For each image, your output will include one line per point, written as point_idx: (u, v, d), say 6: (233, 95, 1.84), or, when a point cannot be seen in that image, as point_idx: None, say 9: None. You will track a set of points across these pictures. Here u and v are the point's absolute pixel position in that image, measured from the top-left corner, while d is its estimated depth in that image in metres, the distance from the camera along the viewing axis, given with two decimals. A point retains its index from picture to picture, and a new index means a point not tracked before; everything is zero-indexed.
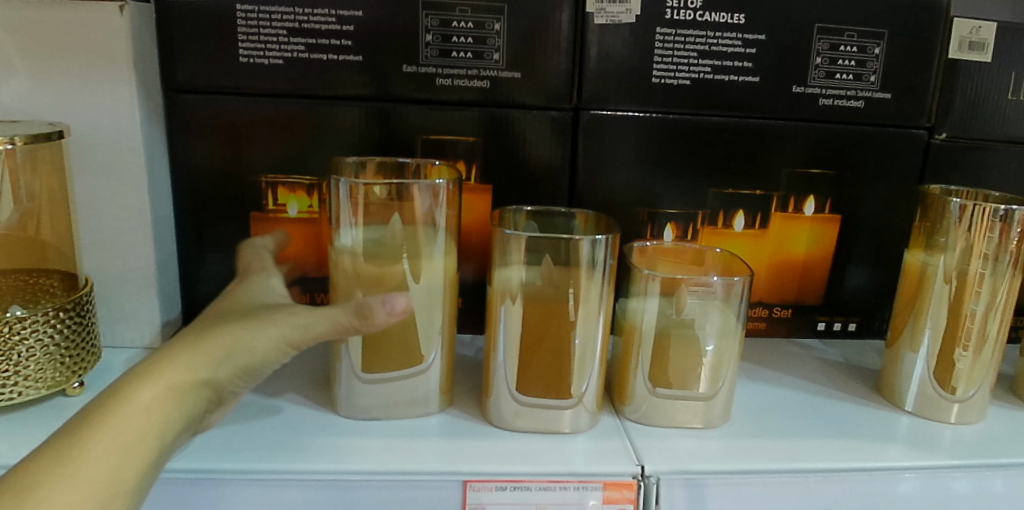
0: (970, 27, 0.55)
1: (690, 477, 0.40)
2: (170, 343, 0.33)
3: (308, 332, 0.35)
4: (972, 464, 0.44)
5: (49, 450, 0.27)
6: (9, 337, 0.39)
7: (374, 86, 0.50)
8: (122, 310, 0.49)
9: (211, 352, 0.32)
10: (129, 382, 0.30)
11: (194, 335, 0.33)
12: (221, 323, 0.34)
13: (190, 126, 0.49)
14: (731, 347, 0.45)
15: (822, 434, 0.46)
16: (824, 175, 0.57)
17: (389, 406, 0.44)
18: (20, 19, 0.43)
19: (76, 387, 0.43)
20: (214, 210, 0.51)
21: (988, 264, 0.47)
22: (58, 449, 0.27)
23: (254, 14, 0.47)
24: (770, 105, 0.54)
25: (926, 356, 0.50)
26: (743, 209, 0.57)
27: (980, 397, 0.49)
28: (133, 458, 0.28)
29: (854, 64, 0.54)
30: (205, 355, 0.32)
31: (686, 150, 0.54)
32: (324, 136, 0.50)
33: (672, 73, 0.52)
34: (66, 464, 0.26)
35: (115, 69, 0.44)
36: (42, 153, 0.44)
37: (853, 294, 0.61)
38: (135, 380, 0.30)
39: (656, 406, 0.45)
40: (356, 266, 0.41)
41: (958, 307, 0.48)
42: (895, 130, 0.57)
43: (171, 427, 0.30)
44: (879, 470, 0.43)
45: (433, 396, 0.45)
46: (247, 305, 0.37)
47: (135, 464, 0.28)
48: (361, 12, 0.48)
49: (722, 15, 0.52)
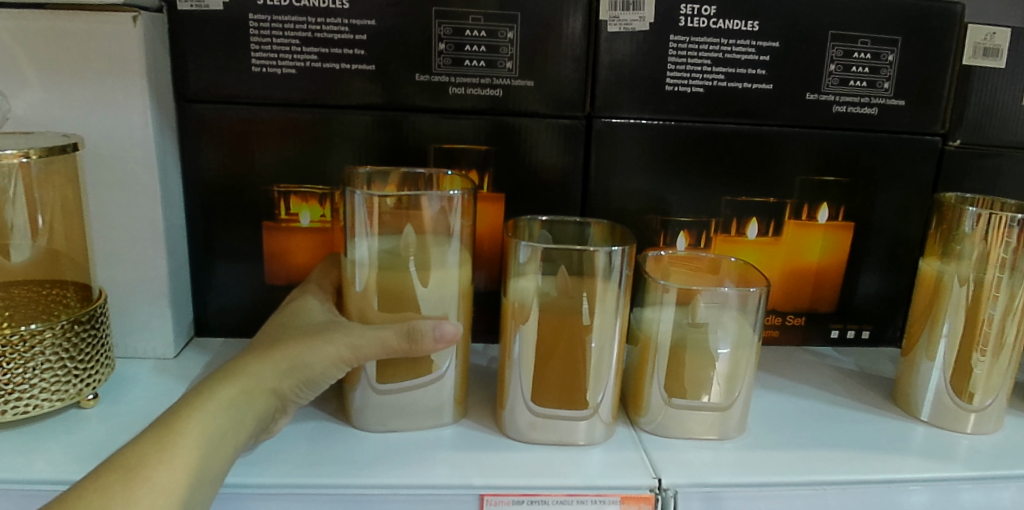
0: (984, 33, 0.55)
1: (707, 489, 0.40)
2: (245, 352, 0.38)
3: (359, 351, 0.39)
4: (990, 476, 0.43)
5: (137, 446, 0.30)
6: (23, 351, 0.39)
7: (386, 95, 0.49)
8: (136, 321, 0.49)
9: (279, 362, 0.37)
10: (210, 386, 0.35)
11: (262, 348, 0.38)
12: (284, 339, 0.39)
13: (202, 136, 0.49)
14: (746, 358, 0.45)
15: (838, 446, 0.46)
16: (837, 183, 0.57)
17: (406, 419, 0.44)
18: (34, 30, 0.43)
19: (90, 399, 0.43)
20: (227, 220, 0.51)
21: (1006, 271, 0.46)
22: (146, 446, 0.30)
23: (266, 23, 0.47)
24: (783, 112, 0.54)
25: (943, 365, 0.49)
26: (757, 217, 0.57)
27: (997, 406, 0.49)
28: (218, 453, 0.32)
29: (868, 71, 0.54)
30: (274, 366, 0.37)
31: (699, 158, 0.54)
32: (336, 145, 0.50)
33: (686, 80, 0.52)
34: (162, 452, 0.30)
35: (129, 81, 0.44)
36: (54, 167, 0.43)
37: (866, 302, 0.60)
38: (216, 384, 0.35)
39: (671, 417, 0.45)
40: (372, 278, 0.41)
41: (974, 316, 0.48)
42: (909, 138, 0.56)
43: (245, 425, 0.35)
44: (897, 483, 0.42)
45: (450, 408, 0.45)
46: (302, 322, 0.41)
47: (218, 459, 0.32)
48: (374, 21, 0.48)
49: (736, 22, 0.51)
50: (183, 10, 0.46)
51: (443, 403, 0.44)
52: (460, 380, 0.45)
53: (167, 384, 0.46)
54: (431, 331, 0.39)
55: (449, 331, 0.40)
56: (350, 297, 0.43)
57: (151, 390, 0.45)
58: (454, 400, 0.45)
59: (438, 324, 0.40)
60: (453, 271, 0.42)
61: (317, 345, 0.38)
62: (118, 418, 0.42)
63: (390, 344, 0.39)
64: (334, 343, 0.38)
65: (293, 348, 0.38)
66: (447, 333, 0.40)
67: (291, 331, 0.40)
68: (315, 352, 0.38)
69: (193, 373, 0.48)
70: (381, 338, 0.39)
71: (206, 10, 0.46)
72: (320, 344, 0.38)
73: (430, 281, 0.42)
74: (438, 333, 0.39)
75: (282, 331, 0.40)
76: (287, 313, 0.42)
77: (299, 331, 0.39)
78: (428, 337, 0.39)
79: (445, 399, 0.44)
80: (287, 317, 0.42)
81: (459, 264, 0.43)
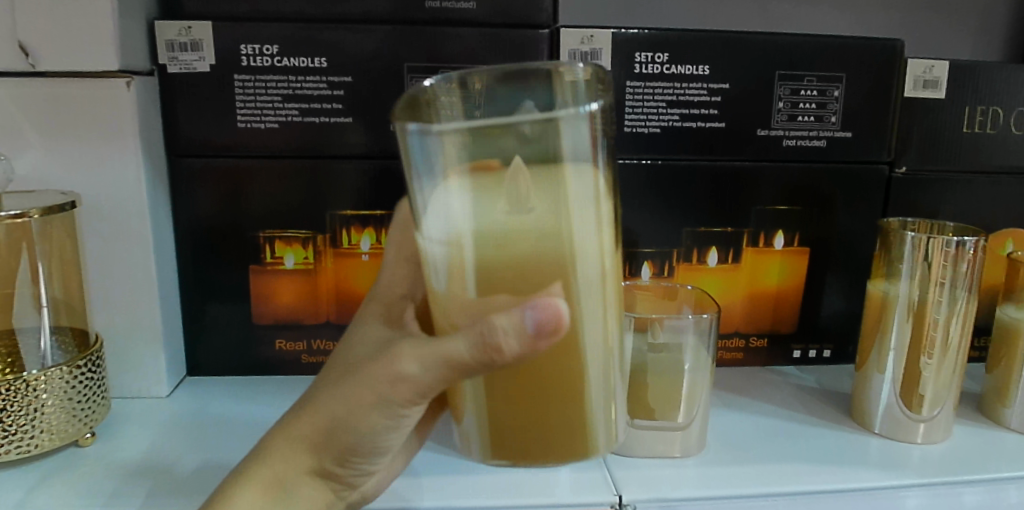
0: (923, 66, 0.59)
1: (666, 502, 0.43)
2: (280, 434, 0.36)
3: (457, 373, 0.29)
4: (935, 482, 0.46)
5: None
6: (25, 394, 0.42)
7: (378, 142, 0.52)
8: (129, 362, 0.52)
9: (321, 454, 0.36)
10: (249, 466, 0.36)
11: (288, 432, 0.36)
12: (317, 384, 0.37)
13: (193, 186, 0.52)
14: (702, 380, 0.48)
15: (794, 459, 0.48)
16: (793, 212, 0.60)
17: (535, 436, 0.28)
18: (34, 96, 0.46)
19: (88, 437, 0.46)
20: (216, 263, 0.54)
21: (943, 291, 0.50)
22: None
23: (250, 83, 0.51)
24: (738, 148, 0.58)
25: (892, 379, 0.52)
26: (716, 246, 0.60)
27: (944, 416, 0.52)
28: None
29: (815, 106, 0.58)
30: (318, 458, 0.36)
31: (661, 192, 0.58)
32: (321, 189, 0.53)
33: (643, 121, 0.56)
34: None
35: (123, 140, 0.47)
36: (54, 223, 0.48)
37: (829, 321, 0.63)
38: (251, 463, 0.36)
39: (636, 437, 0.48)
40: (511, 278, 0.26)
41: (919, 333, 0.51)
42: (858, 167, 0.60)
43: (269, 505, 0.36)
44: (846, 493, 0.45)
45: (586, 254, 0.26)
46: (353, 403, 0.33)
47: None
48: (350, 77, 0.51)
49: (688, 67, 0.55)
50: (173, 73, 0.50)
51: (584, 278, 0.27)
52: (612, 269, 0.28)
53: (165, 424, 0.49)
54: (517, 325, 0.25)
55: (530, 253, 0.26)
56: (478, 327, 0.26)
57: (145, 429, 0.48)
58: (601, 321, 0.28)
59: (529, 307, 0.25)
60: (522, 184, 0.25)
61: (337, 399, 0.34)
62: (114, 456, 0.45)
63: (489, 353, 0.26)
64: (374, 388, 0.32)
65: (304, 406, 0.36)
66: (545, 317, 0.25)
67: (333, 365, 0.37)
68: (342, 400, 0.33)
69: (188, 413, 0.51)
70: (493, 340, 0.25)
71: (193, 72, 0.50)
72: (359, 393, 0.33)
73: (514, 213, 0.26)
74: (530, 323, 0.25)
75: (334, 376, 0.36)
76: (374, 382, 0.32)
77: (344, 368, 0.35)
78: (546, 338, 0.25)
79: (581, 258, 0.26)
80: (356, 330, 0.39)
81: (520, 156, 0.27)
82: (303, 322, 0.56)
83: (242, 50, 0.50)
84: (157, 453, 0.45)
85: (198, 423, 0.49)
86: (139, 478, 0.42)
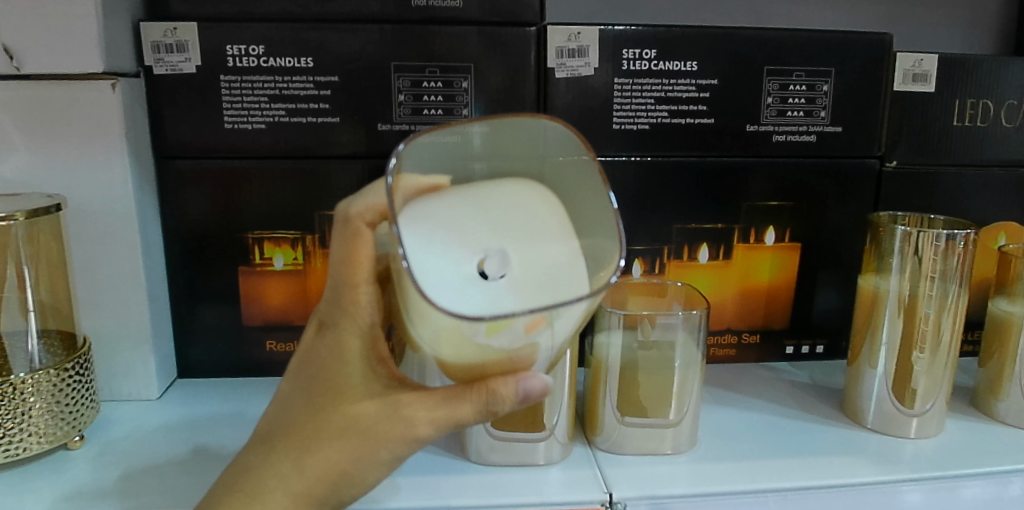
0: (912, 60, 0.59)
1: (656, 500, 0.43)
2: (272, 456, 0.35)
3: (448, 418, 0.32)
4: (928, 477, 0.46)
5: None
6: (12, 398, 0.42)
7: (367, 142, 0.52)
8: (119, 365, 0.52)
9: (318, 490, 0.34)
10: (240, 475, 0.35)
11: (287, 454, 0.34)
12: (308, 429, 0.34)
13: (181, 189, 0.52)
14: (693, 377, 0.48)
15: (785, 454, 0.48)
16: (784, 207, 0.60)
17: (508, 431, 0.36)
18: (18, 99, 0.46)
19: (77, 440, 0.46)
20: (205, 265, 0.54)
21: (934, 284, 0.50)
22: None
23: (236, 83, 0.50)
24: (727, 144, 0.58)
25: (883, 374, 0.52)
26: (707, 242, 0.60)
27: (936, 411, 0.52)
28: None
29: (804, 101, 0.58)
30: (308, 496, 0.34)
31: (652, 189, 0.58)
32: (312, 191, 0.53)
33: (632, 118, 0.56)
34: None
35: (110, 142, 0.47)
36: (40, 227, 0.47)
37: (822, 316, 0.63)
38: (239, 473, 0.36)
39: (626, 435, 0.48)
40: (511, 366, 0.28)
41: (910, 328, 0.51)
42: (849, 161, 0.60)
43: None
44: (837, 488, 0.45)
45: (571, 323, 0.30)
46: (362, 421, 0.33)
47: None
48: (337, 77, 0.51)
49: (676, 63, 0.55)
50: (159, 74, 0.50)
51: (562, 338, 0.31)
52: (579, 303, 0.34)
53: (154, 427, 0.49)
54: (514, 394, 0.29)
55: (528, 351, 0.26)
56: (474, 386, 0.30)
57: (134, 432, 0.48)
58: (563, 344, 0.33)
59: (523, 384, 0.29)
60: (519, 349, 0.26)
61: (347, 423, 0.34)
62: (102, 459, 0.45)
63: (490, 412, 0.31)
64: (385, 446, 0.34)
65: (306, 430, 0.34)
66: (538, 387, 0.30)
67: (318, 413, 0.34)
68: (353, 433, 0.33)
69: (179, 415, 0.51)
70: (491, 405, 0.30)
71: (180, 73, 0.50)
72: (372, 453, 0.34)
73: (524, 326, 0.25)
74: (524, 392, 0.29)
75: (329, 428, 0.34)
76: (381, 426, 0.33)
77: (339, 428, 0.34)
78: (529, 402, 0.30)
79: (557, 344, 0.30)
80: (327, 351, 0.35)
81: (516, 296, 0.26)
82: (293, 323, 0.56)
83: (228, 50, 0.50)
84: (144, 455, 0.45)
85: (188, 425, 0.49)
86: (126, 481, 0.42)
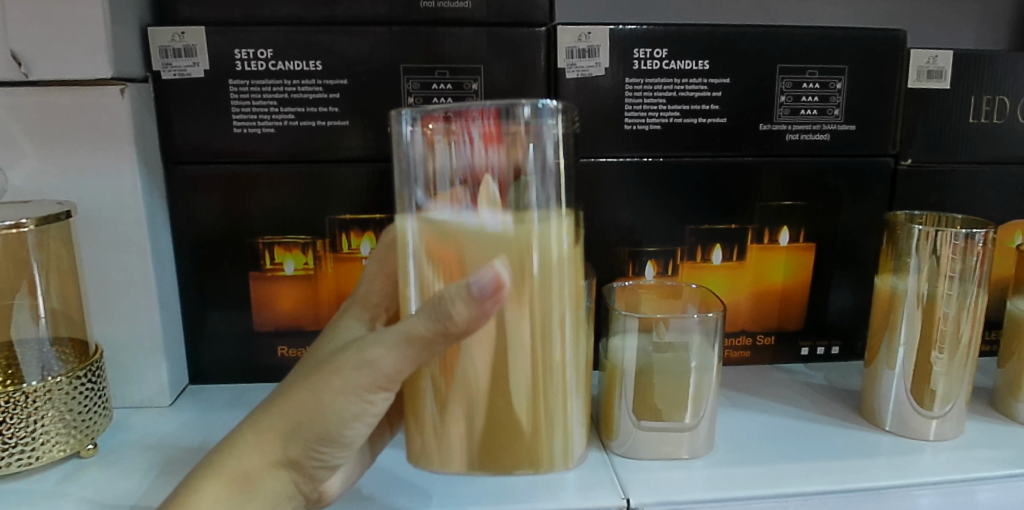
0: (927, 56, 0.58)
1: (675, 505, 0.42)
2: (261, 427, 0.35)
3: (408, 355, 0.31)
4: (949, 480, 0.45)
5: None
6: (25, 407, 0.41)
7: (377, 145, 0.52)
8: (130, 371, 0.51)
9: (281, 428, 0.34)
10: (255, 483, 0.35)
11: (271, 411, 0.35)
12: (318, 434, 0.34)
13: (189, 193, 0.52)
14: (709, 381, 0.47)
15: (805, 458, 0.48)
16: (797, 208, 0.59)
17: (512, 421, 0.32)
18: (28, 106, 0.46)
19: (90, 449, 0.45)
20: (214, 271, 0.54)
21: (953, 284, 0.49)
22: None
23: (245, 87, 0.50)
24: (740, 143, 0.57)
25: (902, 375, 0.51)
26: (721, 243, 0.59)
27: (956, 412, 0.51)
28: None
29: (818, 99, 0.57)
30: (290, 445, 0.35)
31: (663, 189, 0.57)
32: (321, 195, 0.53)
33: (644, 118, 0.55)
34: None
35: (119, 147, 0.47)
36: (51, 234, 0.47)
37: (837, 317, 0.63)
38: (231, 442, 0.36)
39: (642, 439, 0.47)
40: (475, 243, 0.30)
41: (929, 328, 0.50)
42: (864, 159, 0.59)
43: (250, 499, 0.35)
44: (858, 492, 0.44)
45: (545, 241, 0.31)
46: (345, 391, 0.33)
47: None
48: (347, 80, 0.51)
49: (688, 62, 0.54)
50: (168, 79, 0.50)
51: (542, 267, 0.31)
52: (571, 263, 0.32)
53: (167, 432, 0.49)
54: (462, 293, 0.28)
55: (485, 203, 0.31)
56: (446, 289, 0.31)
57: (146, 438, 0.48)
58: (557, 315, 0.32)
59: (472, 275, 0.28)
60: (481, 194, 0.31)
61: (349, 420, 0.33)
62: (115, 466, 0.44)
63: (444, 327, 0.29)
64: (345, 372, 0.33)
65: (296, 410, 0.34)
66: (490, 286, 0.28)
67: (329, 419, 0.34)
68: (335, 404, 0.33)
69: (191, 421, 0.50)
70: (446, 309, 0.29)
71: (188, 78, 0.50)
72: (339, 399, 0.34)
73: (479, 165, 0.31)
74: (475, 289, 0.28)
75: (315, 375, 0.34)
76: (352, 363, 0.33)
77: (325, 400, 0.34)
78: (464, 304, 0.28)
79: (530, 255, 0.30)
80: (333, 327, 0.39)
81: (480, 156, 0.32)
82: (303, 329, 0.55)
83: (236, 54, 0.49)
84: (156, 461, 0.45)
85: (199, 431, 0.49)
86: (139, 488, 0.41)
